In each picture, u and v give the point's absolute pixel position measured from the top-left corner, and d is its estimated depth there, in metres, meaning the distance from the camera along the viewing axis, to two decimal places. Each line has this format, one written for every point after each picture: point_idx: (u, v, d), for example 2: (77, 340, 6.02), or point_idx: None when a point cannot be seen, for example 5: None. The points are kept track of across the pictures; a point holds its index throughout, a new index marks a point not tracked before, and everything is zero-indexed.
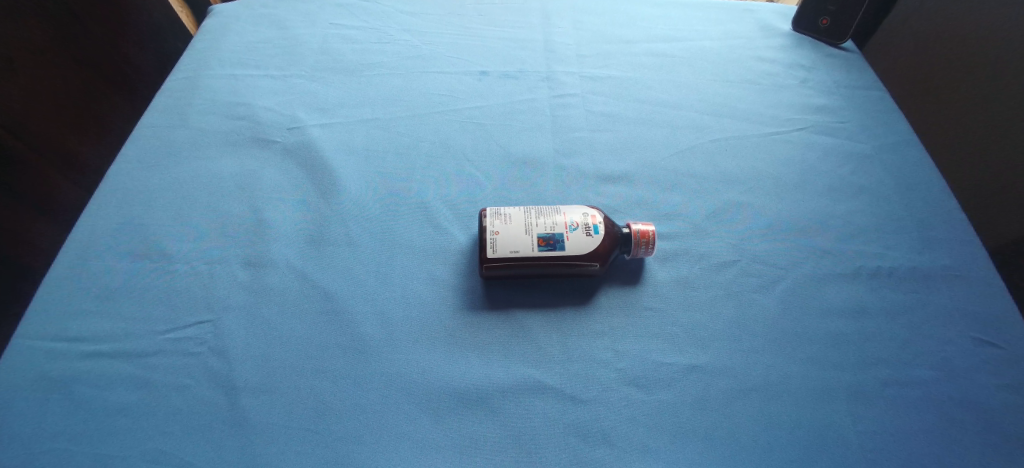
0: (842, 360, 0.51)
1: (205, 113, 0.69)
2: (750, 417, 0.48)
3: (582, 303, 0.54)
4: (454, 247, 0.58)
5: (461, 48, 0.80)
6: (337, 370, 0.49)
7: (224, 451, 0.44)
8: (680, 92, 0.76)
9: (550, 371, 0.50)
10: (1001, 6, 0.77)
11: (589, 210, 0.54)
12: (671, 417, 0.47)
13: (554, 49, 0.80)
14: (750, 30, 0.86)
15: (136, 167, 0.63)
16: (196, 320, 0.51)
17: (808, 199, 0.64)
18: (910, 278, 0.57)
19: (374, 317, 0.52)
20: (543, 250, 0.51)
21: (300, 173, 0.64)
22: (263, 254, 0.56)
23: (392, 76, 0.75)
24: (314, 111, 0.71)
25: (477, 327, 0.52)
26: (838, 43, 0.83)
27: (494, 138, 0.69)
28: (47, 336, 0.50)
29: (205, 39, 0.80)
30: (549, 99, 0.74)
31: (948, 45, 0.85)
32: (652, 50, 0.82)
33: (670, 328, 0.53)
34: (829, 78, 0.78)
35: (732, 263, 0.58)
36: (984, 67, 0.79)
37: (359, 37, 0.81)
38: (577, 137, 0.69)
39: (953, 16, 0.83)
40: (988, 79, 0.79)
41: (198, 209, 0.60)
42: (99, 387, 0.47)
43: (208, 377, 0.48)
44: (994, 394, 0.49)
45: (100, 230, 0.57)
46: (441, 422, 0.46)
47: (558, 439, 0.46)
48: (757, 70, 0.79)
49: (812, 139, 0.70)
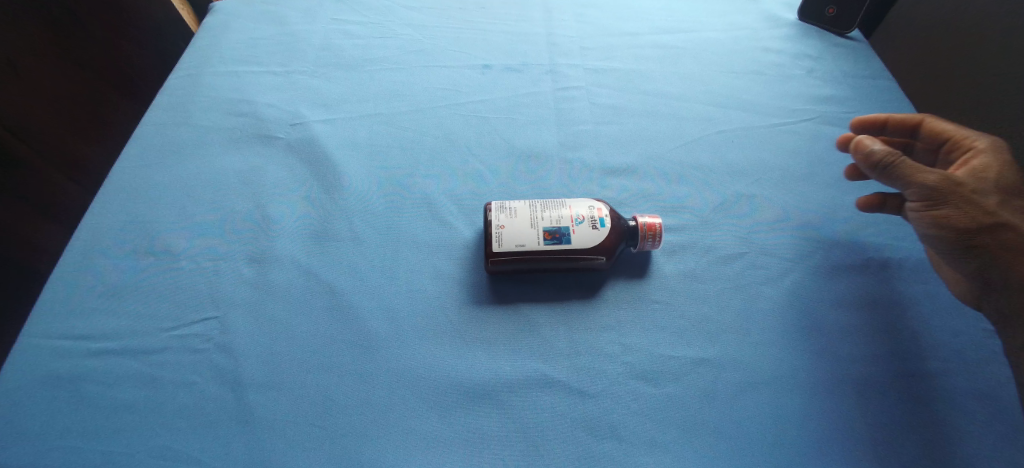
0: (852, 352, 0.51)
1: (207, 110, 0.69)
2: (759, 410, 0.47)
3: (588, 297, 0.54)
4: (459, 242, 0.58)
5: (462, 42, 0.79)
6: (342, 366, 0.49)
7: (232, 446, 0.44)
8: (685, 84, 0.75)
9: (557, 365, 0.49)
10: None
11: (595, 203, 0.53)
12: (679, 411, 0.47)
13: (555, 43, 0.79)
14: (754, 20, 0.85)
15: (139, 166, 0.63)
16: (200, 317, 0.51)
17: (816, 191, 0.63)
18: (919, 269, 0.56)
19: (380, 312, 0.52)
20: (548, 243, 0.51)
21: (303, 170, 0.63)
22: (266, 250, 0.56)
23: (394, 71, 0.75)
24: (316, 107, 0.70)
25: (484, 321, 0.52)
26: (844, 33, 0.82)
27: (497, 132, 0.68)
28: (53, 334, 0.50)
29: (205, 36, 0.79)
30: (552, 92, 0.73)
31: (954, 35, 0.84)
32: (656, 42, 0.81)
33: (676, 320, 0.53)
34: (835, 69, 0.77)
35: (739, 256, 0.57)
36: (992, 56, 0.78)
37: (360, 32, 0.80)
38: (580, 131, 0.69)
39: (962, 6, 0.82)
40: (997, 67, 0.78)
41: (201, 206, 0.60)
42: (105, 384, 0.47)
43: (214, 374, 0.48)
44: (1007, 385, 0.49)
45: (103, 229, 0.57)
46: (448, 417, 0.46)
47: (565, 433, 0.46)
48: (761, 61, 0.78)
49: (819, 129, 0.70)
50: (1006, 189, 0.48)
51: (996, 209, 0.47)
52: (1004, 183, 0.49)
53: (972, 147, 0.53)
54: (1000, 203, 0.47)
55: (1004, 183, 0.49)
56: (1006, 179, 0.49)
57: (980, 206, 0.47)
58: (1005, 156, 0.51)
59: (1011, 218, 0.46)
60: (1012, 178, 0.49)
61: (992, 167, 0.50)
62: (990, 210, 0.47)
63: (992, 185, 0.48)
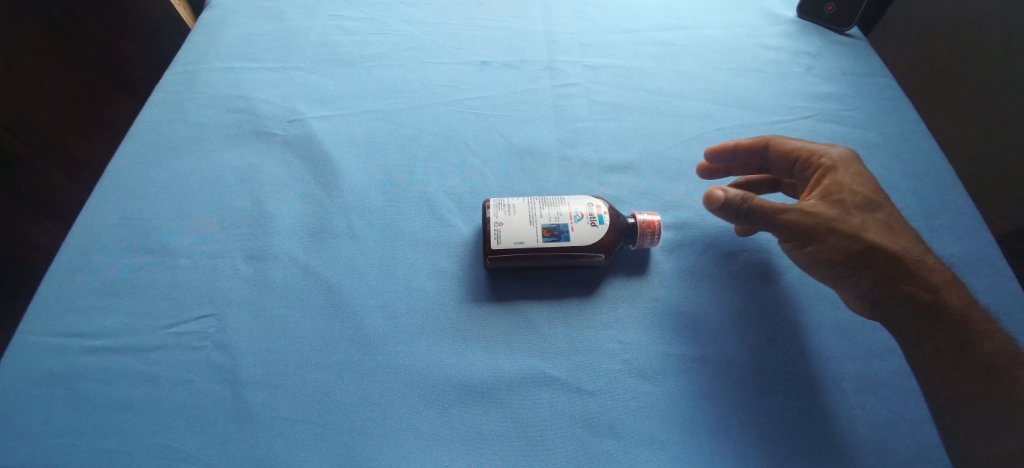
0: (851, 350, 0.51)
1: (204, 106, 0.69)
2: (757, 407, 0.47)
3: (587, 294, 0.54)
4: (458, 239, 0.58)
5: (461, 39, 0.79)
6: (341, 363, 0.48)
7: (230, 444, 0.44)
8: (684, 81, 0.75)
9: (555, 363, 0.49)
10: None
11: (594, 200, 0.53)
12: (680, 409, 0.47)
13: (554, 40, 0.79)
14: (754, 17, 0.85)
15: (135, 163, 0.62)
16: (198, 314, 0.51)
17: None
18: None
19: (379, 310, 0.52)
20: (547, 241, 0.51)
21: (300, 167, 0.63)
22: (264, 248, 0.56)
23: (392, 68, 0.75)
24: (314, 103, 0.70)
25: (483, 318, 0.52)
26: (843, 30, 0.82)
27: (496, 129, 0.68)
28: (50, 332, 0.49)
29: (201, 32, 0.79)
30: (551, 89, 0.73)
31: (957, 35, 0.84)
32: (655, 39, 0.80)
33: (673, 318, 0.52)
34: (835, 66, 0.77)
35: (738, 253, 0.57)
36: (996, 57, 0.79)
37: (358, 28, 0.80)
38: (579, 128, 0.69)
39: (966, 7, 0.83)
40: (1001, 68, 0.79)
41: (198, 203, 0.59)
42: (103, 382, 0.47)
43: (211, 372, 0.48)
44: None
45: (100, 225, 0.57)
46: (447, 415, 0.46)
47: (564, 431, 0.46)
48: (760, 58, 0.78)
49: (818, 127, 0.70)
50: (860, 203, 0.50)
51: (859, 231, 0.48)
52: (857, 196, 0.51)
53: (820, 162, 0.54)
54: (862, 222, 0.49)
55: (856, 197, 0.51)
56: (856, 194, 0.51)
57: (842, 234, 0.48)
58: (851, 167, 0.53)
59: (873, 236, 0.48)
60: (864, 189, 0.51)
61: (843, 183, 0.52)
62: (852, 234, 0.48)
63: (847, 203, 0.50)
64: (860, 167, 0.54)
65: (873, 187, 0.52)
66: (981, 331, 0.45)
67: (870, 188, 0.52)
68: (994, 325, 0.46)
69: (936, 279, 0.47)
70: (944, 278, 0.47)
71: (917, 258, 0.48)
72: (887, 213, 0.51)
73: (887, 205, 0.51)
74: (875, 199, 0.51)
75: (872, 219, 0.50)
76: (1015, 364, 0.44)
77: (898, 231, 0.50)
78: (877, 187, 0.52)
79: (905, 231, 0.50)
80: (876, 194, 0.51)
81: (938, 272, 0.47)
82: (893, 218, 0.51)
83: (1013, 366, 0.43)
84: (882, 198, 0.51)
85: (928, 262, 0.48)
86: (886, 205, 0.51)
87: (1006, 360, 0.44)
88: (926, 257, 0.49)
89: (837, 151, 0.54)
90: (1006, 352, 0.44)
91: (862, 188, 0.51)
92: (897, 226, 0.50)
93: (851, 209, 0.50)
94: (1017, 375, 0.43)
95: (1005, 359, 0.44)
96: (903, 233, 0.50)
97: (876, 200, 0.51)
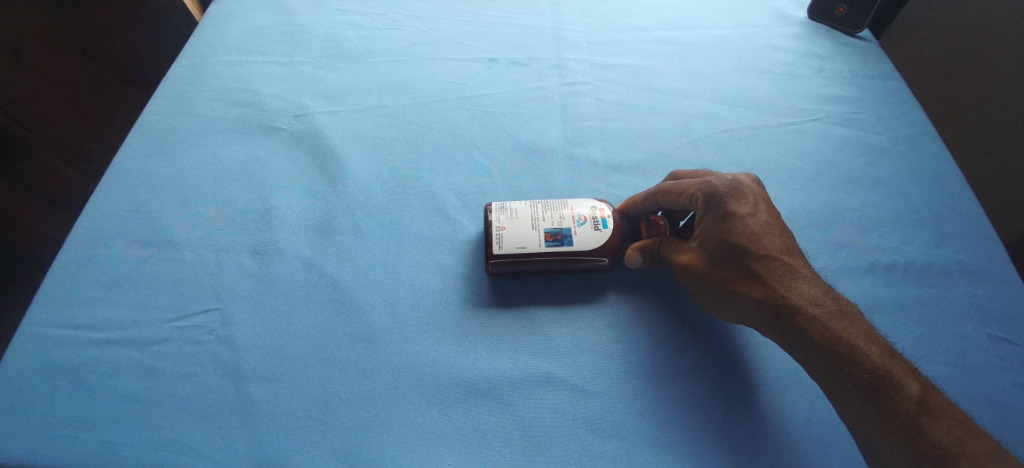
0: None
1: (211, 99, 0.69)
2: (740, 409, 0.47)
3: (592, 295, 0.54)
4: (463, 237, 0.58)
5: (469, 35, 0.78)
6: (344, 359, 0.48)
7: (232, 439, 0.44)
8: (693, 82, 0.74)
9: (560, 364, 0.49)
10: (1004, 14, 0.82)
11: (598, 203, 0.53)
12: (662, 411, 0.47)
13: (563, 37, 0.79)
14: (764, 17, 0.84)
15: (142, 155, 0.62)
16: (203, 308, 0.51)
17: (822, 191, 0.63)
18: (924, 273, 0.56)
19: (382, 307, 0.52)
20: (550, 245, 0.50)
21: (305, 161, 0.63)
22: (269, 242, 0.56)
23: (399, 63, 0.74)
24: (320, 98, 0.70)
25: (487, 318, 0.52)
26: (854, 32, 0.81)
27: (501, 126, 0.68)
28: (54, 324, 0.49)
29: (208, 25, 0.78)
30: (558, 87, 0.72)
31: (959, 46, 0.88)
32: (664, 38, 0.80)
33: (659, 318, 0.52)
34: (844, 68, 0.77)
35: None
36: (996, 69, 0.83)
37: (366, 23, 0.79)
38: (586, 127, 0.68)
39: (966, 18, 0.87)
40: (1000, 79, 0.83)
41: (204, 196, 0.59)
42: (107, 375, 0.47)
43: (215, 365, 0.48)
44: (1009, 391, 0.48)
45: (106, 219, 0.56)
46: (448, 413, 0.46)
47: (566, 432, 0.45)
48: (770, 59, 0.77)
49: (826, 130, 0.69)
50: (723, 249, 0.48)
51: (723, 278, 0.48)
52: (722, 242, 0.48)
53: (698, 195, 0.50)
54: (724, 274, 0.48)
55: (721, 245, 0.48)
56: (728, 231, 0.48)
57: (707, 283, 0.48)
58: (721, 208, 0.49)
59: (736, 287, 0.47)
60: (731, 230, 0.48)
61: (710, 232, 0.49)
62: (719, 283, 0.48)
63: (712, 253, 0.48)
64: (738, 198, 0.49)
65: (744, 226, 0.48)
66: (856, 364, 0.43)
67: (741, 228, 0.48)
68: (875, 348, 0.43)
69: (808, 319, 0.45)
70: (817, 313, 0.45)
71: (786, 301, 0.45)
72: (759, 253, 0.47)
73: (761, 239, 0.48)
74: (743, 241, 0.47)
75: (738, 266, 0.47)
76: (898, 389, 0.41)
77: (768, 270, 0.47)
78: (752, 221, 0.48)
79: (779, 268, 0.47)
80: (746, 232, 0.48)
81: (809, 310, 0.45)
82: (766, 256, 0.47)
83: (894, 391, 0.41)
84: (755, 235, 0.48)
85: (800, 300, 0.45)
86: (758, 243, 0.47)
87: (887, 389, 0.42)
88: (800, 293, 0.46)
89: (710, 187, 0.50)
90: (887, 378, 0.42)
91: (729, 233, 0.48)
92: (771, 263, 0.47)
93: (713, 260, 0.48)
94: (895, 403, 0.41)
95: (884, 387, 0.42)
96: (777, 270, 0.47)
97: (744, 242, 0.47)
